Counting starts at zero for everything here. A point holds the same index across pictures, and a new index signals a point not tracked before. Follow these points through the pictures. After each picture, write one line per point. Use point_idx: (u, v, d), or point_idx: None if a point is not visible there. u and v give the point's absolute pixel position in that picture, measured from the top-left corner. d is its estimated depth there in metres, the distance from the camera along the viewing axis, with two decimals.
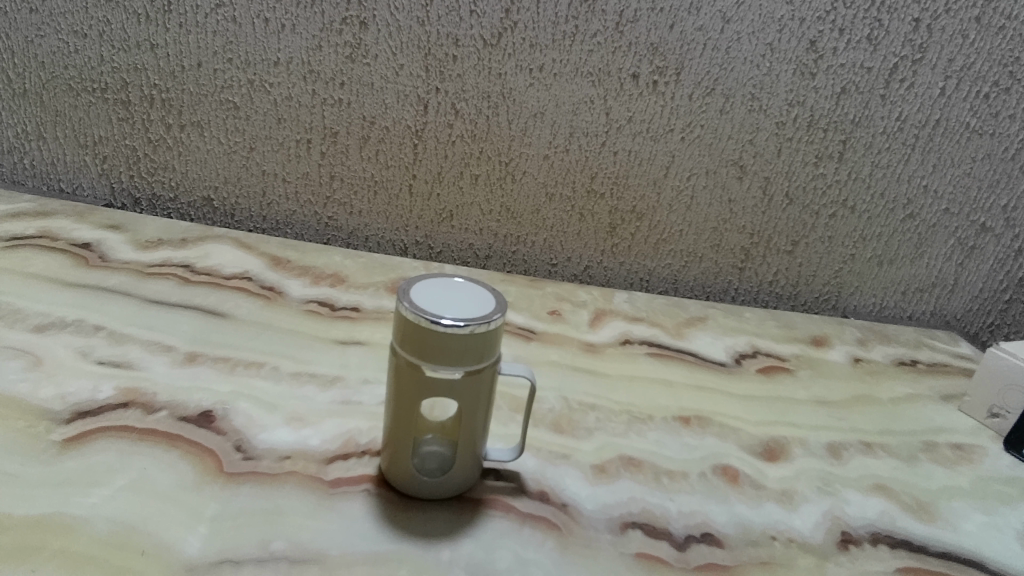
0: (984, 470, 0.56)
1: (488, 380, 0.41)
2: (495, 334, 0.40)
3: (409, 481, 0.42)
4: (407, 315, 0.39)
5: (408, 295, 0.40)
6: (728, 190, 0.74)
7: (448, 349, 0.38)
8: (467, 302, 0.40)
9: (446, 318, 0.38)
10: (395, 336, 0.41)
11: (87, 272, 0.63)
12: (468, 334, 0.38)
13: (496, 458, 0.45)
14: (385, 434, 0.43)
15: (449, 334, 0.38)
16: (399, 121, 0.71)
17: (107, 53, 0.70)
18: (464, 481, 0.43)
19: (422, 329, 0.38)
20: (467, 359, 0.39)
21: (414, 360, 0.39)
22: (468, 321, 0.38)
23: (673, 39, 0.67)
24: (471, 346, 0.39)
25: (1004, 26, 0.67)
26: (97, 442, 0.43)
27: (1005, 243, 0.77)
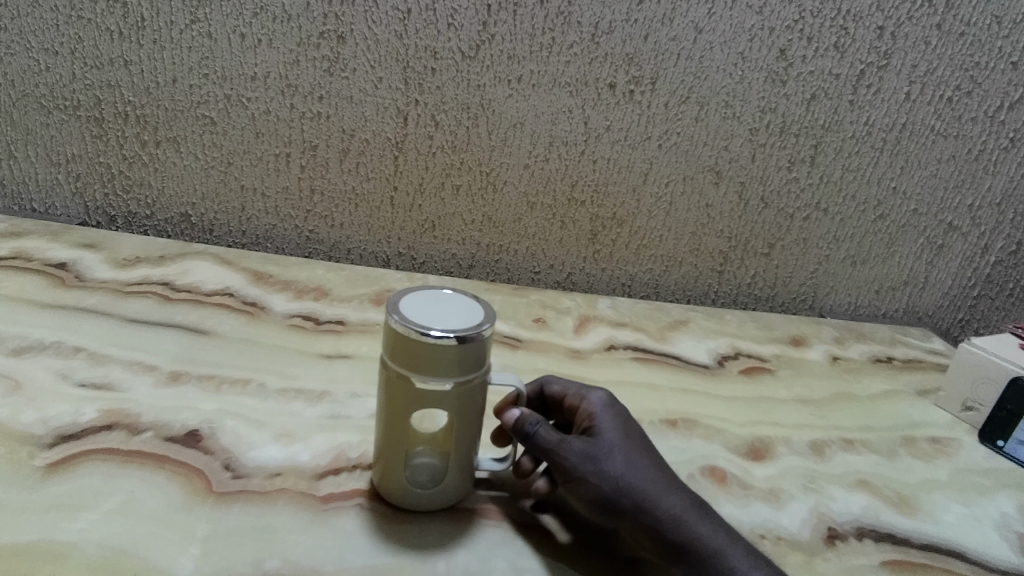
0: (960, 462, 0.58)
1: (478, 389, 0.41)
2: (485, 345, 0.40)
3: (402, 488, 0.42)
4: (396, 327, 0.39)
5: (396, 308, 0.40)
6: (706, 195, 0.75)
7: (439, 361, 0.39)
8: (456, 314, 0.41)
9: (435, 330, 0.38)
10: (384, 348, 0.41)
11: (63, 292, 0.62)
12: (458, 345, 0.38)
13: (490, 467, 0.44)
14: (376, 447, 0.43)
15: (440, 345, 0.38)
16: (379, 134, 0.71)
17: (79, 70, 0.69)
18: (457, 488, 0.43)
19: (412, 341, 0.38)
20: (457, 369, 0.39)
21: (405, 370, 0.39)
22: (458, 332, 0.38)
23: (647, 50, 0.68)
24: (462, 358, 0.39)
25: (964, 32, 0.70)
26: (81, 466, 0.43)
27: (972, 242, 0.80)
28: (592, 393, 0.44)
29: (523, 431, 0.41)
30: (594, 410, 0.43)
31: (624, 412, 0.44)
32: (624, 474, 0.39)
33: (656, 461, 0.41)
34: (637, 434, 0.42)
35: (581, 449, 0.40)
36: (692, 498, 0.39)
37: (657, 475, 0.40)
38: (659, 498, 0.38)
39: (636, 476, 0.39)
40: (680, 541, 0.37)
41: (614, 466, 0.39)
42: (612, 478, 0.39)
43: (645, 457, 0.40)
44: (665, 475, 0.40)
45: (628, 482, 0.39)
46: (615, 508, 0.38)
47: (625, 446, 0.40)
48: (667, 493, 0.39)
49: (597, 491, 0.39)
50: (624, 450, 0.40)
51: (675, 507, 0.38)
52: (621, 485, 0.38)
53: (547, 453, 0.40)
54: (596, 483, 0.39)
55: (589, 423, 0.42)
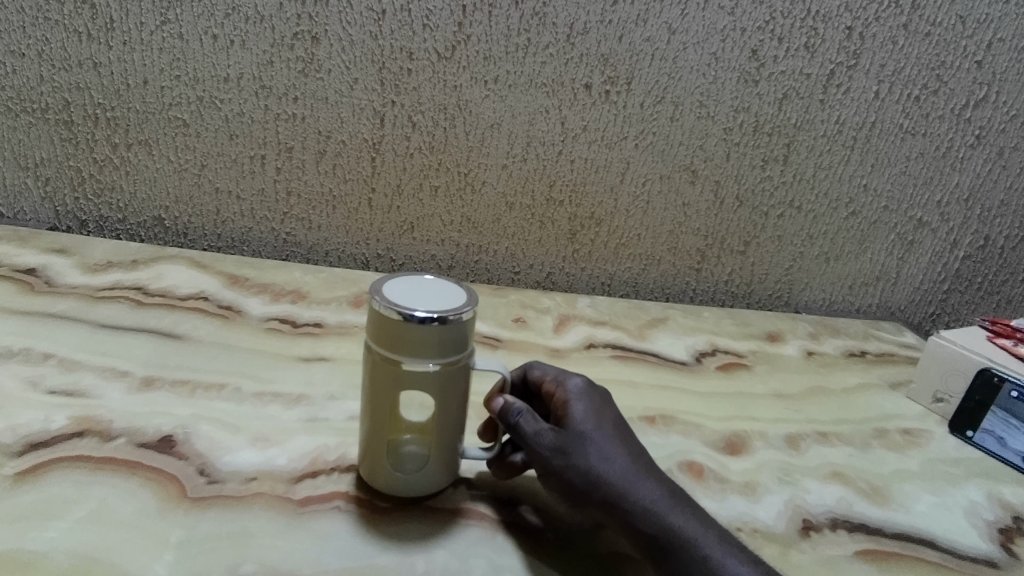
0: (931, 452, 0.59)
1: (463, 373, 0.41)
2: (467, 326, 0.40)
3: (385, 472, 0.43)
4: (379, 309, 0.39)
5: (379, 291, 0.40)
6: (682, 194, 0.76)
7: (422, 342, 0.38)
8: (439, 297, 0.41)
9: (419, 311, 0.38)
10: (368, 333, 0.40)
11: (33, 298, 0.61)
12: (441, 326, 0.38)
13: (478, 455, 0.44)
14: (364, 434, 0.43)
15: (423, 327, 0.38)
16: (355, 135, 0.71)
17: (47, 73, 0.67)
18: (440, 475, 0.43)
19: (396, 322, 0.38)
20: (441, 350, 0.39)
21: (390, 354, 0.39)
22: (440, 313, 0.38)
23: (622, 50, 0.69)
24: (446, 339, 0.39)
25: (930, 32, 0.71)
26: (51, 474, 0.42)
27: (941, 237, 0.82)
28: (570, 380, 0.44)
29: (506, 422, 0.42)
30: (568, 396, 0.43)
31: (601, 397, 0.44)
32: (595, 466, 0.39)
33: (630, 449, 0.41)
34: (611, 420, 0.42)
35: (553, 442, 0.40)
36: (666, 487, 0.40)
37: (628, 465, 0.40)
38: (628, 489, 0.39)
39: (605, 466, 0.39)
40: (648, 531, 0.38)
41: (587, 458, 0.39)
42: (582, 471, 0.39)
43: (619, 446, 0.41)
44: (638, 465, 0.40)
45: (597, 473, 0.39)
46: (587, 498, 0.39)
47: (598, 436, 0.40)
48: (637, 483, 0.39)
49: (568, 483, 0.40)
50: (596, 440, 0.40)
51: (651, 498, 0.39)
52: (590, 477, 0.39)
53: (523, 444, 0.41)
54: (565, 475, 0.40)
55: (562, 412, 0.42)
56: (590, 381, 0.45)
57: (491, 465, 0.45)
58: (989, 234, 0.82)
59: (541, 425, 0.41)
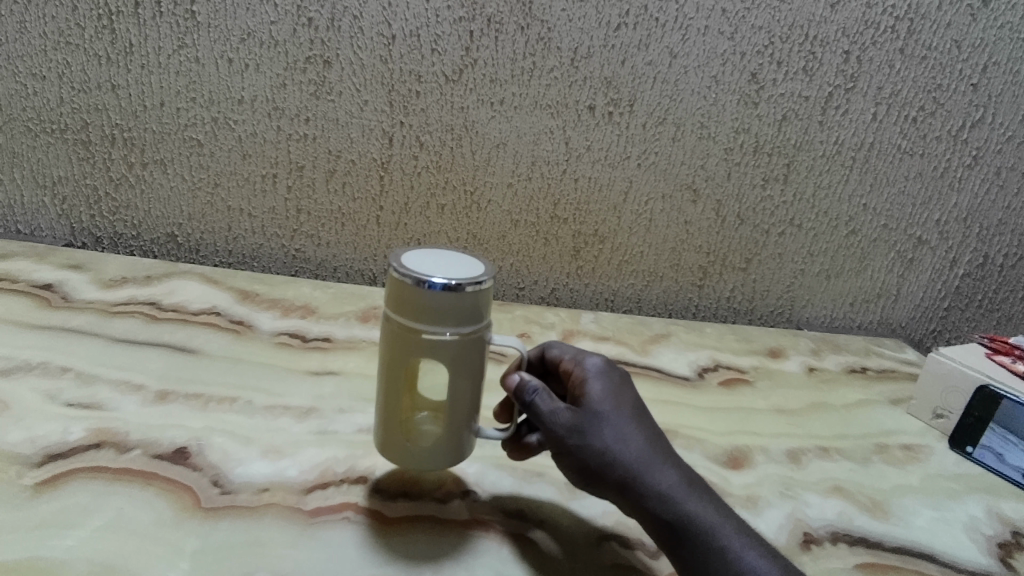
0: (931, 467, 0.59)
1: (479, 348, 0.42)
2: (485, 297, 0.41)
3: (398, 442, 0.44)
4: (397, 276, 0.40)
5: (400, 260, 0.42)
6: (684, 213, 0.77)
7: (437, 308, 0.39)
8: (458, 266, 0.42)
9: (437, 277, 0.39)
10: (389, 301, 0.42)
11: (49, 313, 0.62)
12: (458, 293, 0.39)
13: (494, 436, 0.44)
14: (381, 407, 0.44)
15: (440, 293, 0.39)
16: (364, 155, 0.73)
17: (66, 95, 0.70)
18: (451, 452, 0.44)
19: (414, 288, 0.40)
20: (458, 319, 0.40)
21: (408, 320, 0.41)
22: (456, 280, 0.39)
23: (624, 73, 0.71)
24: (460, 305, 0.40)
25: (925, 56, 0.73)
26: (69, 484, 0.43)
27: (940, 255, 0.83)
28: (589, 360, 0.45)
29: (523, 400, 0.42)
30: (586, 376, 0.44)
31: (620, 377, 0.44)
32: (612, 447, 0.40)
33: (647, 432, 0.42)
34: (629, 401, 0.43)
35: (570, 422, 0.41)
36: (684, 474, 0.41)
37: (645, 448, 0.41)
38: (643, 473, 0.40)
39: (621, 448, 0.40)
40: (661, 515, 0.39)
41: (604, 439, 0.40)
42: (598, 451, 0.40)
43: (636, 429, 0.41)
44: (654, 449, 0.41)
45: (612, 454, 0.40)
46: (601, 479, 0.40)
47: (616, 417, 0.41)
48: (651, 466, 0.40)
49: (582, 462, 0.41)
50: (613, 422, 0.41)
51: (666, 483, 0.40)
52: (605, 458, 0.40)
53: (539, 423, 0.41)
54: (580, 454, 0.41)
55: (580, 391, 0.43)
56: (609, 361, 0.46)
57: (506, 445, 0.46)
58: (988, 252, 0.83)
59: (557, 404, 0.41)
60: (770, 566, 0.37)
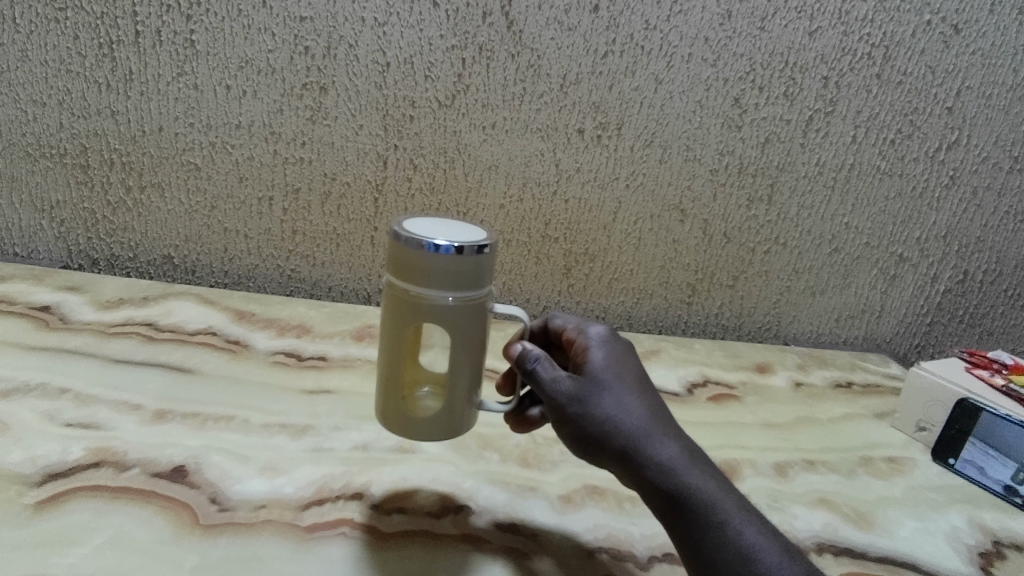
0: (914, 479, 0.61)
1: (481, 317, 0.44)
2: (484, 263, 0.42)
3: (399, 410, 0.45)
4: (399, 238, 0.41)
5: (402, 225, 0.43)
6: (672, 232, 0.79)
7: (440, 269, 0.41)
8: (459, 232, 0.43)
9: (439, 240, 0.40)
10: (390, 266, 0.43)
11: (47, 335, 0.63)
12: (460, 255, 0.40)
13: (497, 409, 0.47)
14: (384, 376, 0.45)
15: (442, 255, 0.40)
16: (359, 177, 0.74)
17: (66, 121, 0.71)
18: (451, 421, 0.45)
19: (416, 250, 0.41)
20: (458, 284, 0.41)
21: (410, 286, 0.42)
22: (459, 243, 0.40)
23: (612, 98, 0.73)
24: (462, 267, 0.41)
25: (901, 81, 0.76)
26: (70, 503, 0.44)
27: (922, 272, 0.85)
28: (592, 332, 0.47)
29: (524, 368, 0.43)
30: (589, 347, 0.45)
31: (623, 350, 0.46)
32: (612, 416, 0.41)
33: (648, 403, 0.43)
34: (632, 372, 0.44)
35: (570, 391, 0.42)
36: (684, 447, 0.42)
37: (645, 418, 0.42)
38: (642, 443, 0.41)
39: (623, 416, 0.41)
40: (659, 483, 0.40)
41: (604, 407, 0.41)
42: (598, 420, 0.41)
43: (637, 399, 0.43)
44: (654, 419, 0.42)
45: (613, 421, 0.41)
46: (601, 447, 0.41)
47: (616, 387, 0.42)
48: (652, 436, 0.41)
49: (582, 430, 0.42)
50: (613, 391, 0.42)
51: (665, 455, 0.41)
52: (606, 426, 0.41)
53: (540, 390, 0.43)
54: (581, 423, 0.42)
55: (582, 361, 0.44)
56: (613, 334, 0.47)
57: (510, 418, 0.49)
58: (968, 269, 0.85)
59: (559, 373, 0.43)
60: (769, 542, 0.38)
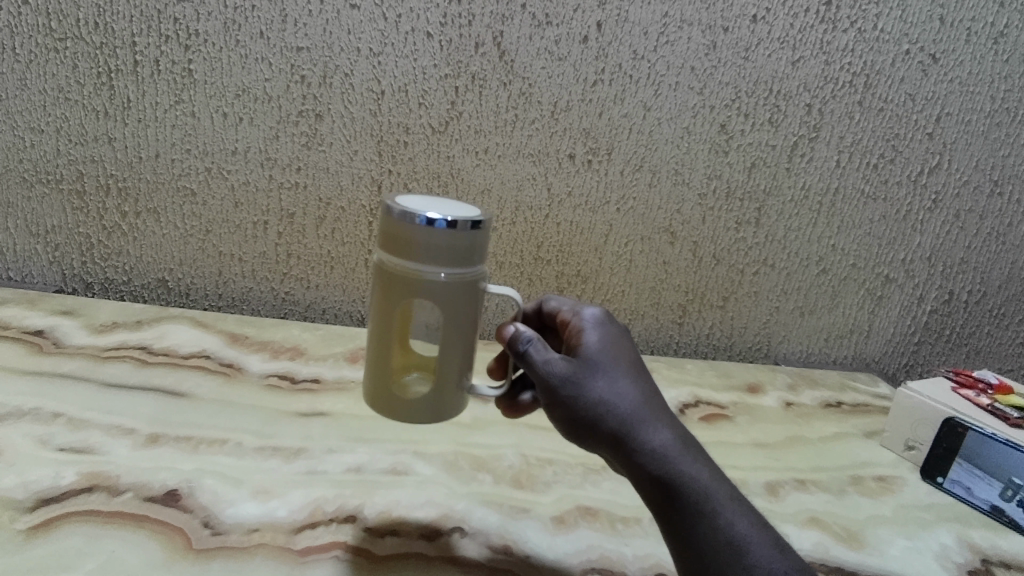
0: (904, 498, 0.61)
1: (476, 296, 0.45)
2: (476, 239, 0.43)
3: (391, 390, 0.46)
4: (393, 214, 0.42)
5: (394, 201, 0.44)
6: (662, 254, 0.80)
7: (433, 243, 0.41)
8: (453, 207, 0.44)
9: (432, 215, 0.41)
10: (382, 242, 0.44)
11: (41, 359, 0.63)
12: (454, 229, 0.41)
13: (490, 392, 0.47)
14: (376, 356, 0.46)
15: (435, 229, 0.41)
16: (354, 202, 0.75)
17: (63, 147, 0.72)
18: (442, 400, 0.46)
19: (409, 224, 0.41)
20: (451, 260, 0.42)
21: (407, 260, 0.42)
22: (453, 217, 0.41)
23: (602, 125, 0.74)
24: (456, 242, 0.42)
25: (883, 108, 0.78)
26: (62, 528, 0.44)
27: (908, 292, 0.86)
28: (588, 317, 0.48)
29: (517, 350, 0.44)
30: (584, 331, 0.46)
31: (618, 335, 0.46)
32: (605, 398, 0.42)
33: (642, 387, 0.43)
34: (626, 357, 0.45)
35: (563, 373, 0.43)
36: (678, 435, 0.42)
37: (638, 402, 0.42)
38: (635, 426, 0.41)
39: (614, 399, 0.42)
40: (649, 468, 0.40)
41: (597, 388, 0.42)
42: (591, 402, 0.42)
43: (630, 383, 0.43)
44: (647, 404, 0.42)
45: (604, 404, 0.42)
46: (593, 430, 0.42)
47: (610, 370, 0.43)
48: (643, 421, 0.41)
49: (575, 411, 0.42)
50: (607, 374, 0.43)
51: (658, 440, 0.41)
52: (598, 408, 0.42)
53: (533, 372, 0.43)
54: (573, 404, 0.42)
55: (577, 345, 0.45)
56: (609, 319, 0.48)
57: (501, 402, 0.52)
58: (953, 289, 0.87)
59: (551, 355, 0.43)
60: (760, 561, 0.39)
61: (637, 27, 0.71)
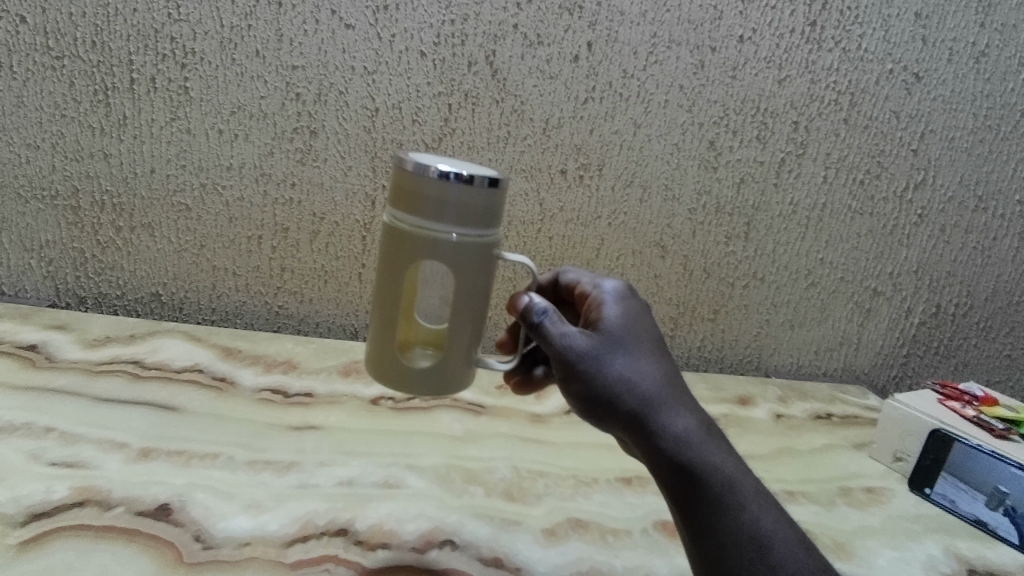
0: (892, 509, 0.62)
1: (489, 264, 0.46)
2: (491, 199, 0.43)
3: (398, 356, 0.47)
4: (407, 166, 0.42)
5: (407, 155, 0.44)
6: (654, 267, 0.81)
7: (448, 201, 0.42)
8: (466, 163, 0.44)
9: (447, 169, 0.41)
10: (395, 199, 0.44)
11: (34, 374, 0.63)
12: (469, 184, 0.42)
13: (502, 365, 0.50)
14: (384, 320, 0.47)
15: (451, 183, 0.42)
16: (347, 217, 0.76)
17: (59, 163, 0.72)
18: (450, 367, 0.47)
19: (424, 176, 0.42)
20: (464, 220, 0.43)
21: (421, 218, 0.43)
22: (468, 172, 0.42)
23: (593, 141, 0.75)
24: (470, 198, 0.42)
25: (868, 125, 0.79)
26: (53, 543, 0.44)
27: (896, 305, 0.87)
28: (609, 292, 0.49)
29: (532, 322, 0.46)
30: (605, 306, 0.47)
31: (639, 311, 0.48)
32: (621, 375, 0.43)
33: (660, 367, 0.45)
34: (646, 333, 0.46)
35: (581, 349, 0.44)
36: (693, 416, 0.44)
37: (655, 381, 0.44)
38: (650, 406, 0.43)
39: (633, 376, 0.44)
40: (662, 447, 0.42)
41: (613, 365, 0.44)
42: (607, 378, 0.43)
43: (648, 362, 0.45)
44: (664, 384, 0.44)
45: (622, 380, 0.43)
46: (608, 406, 0.44)
47: (627, 347, 0.45)
48: (657, 398, 0.43)
49: (591, 386, 0.44)
50: (623, 351, 0.44)
51: (672, 421, 0.43)
52: (615, 385, 0.43)
53: (549, 345, 0.45)
54: (590, 379, 0.44)
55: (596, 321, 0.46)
56: (631, 295, 0.49)
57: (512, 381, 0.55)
58: (940, 302, 0.88)
59: (568, 329, 0.45)
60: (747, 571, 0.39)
61: (627, 47, 0.73)
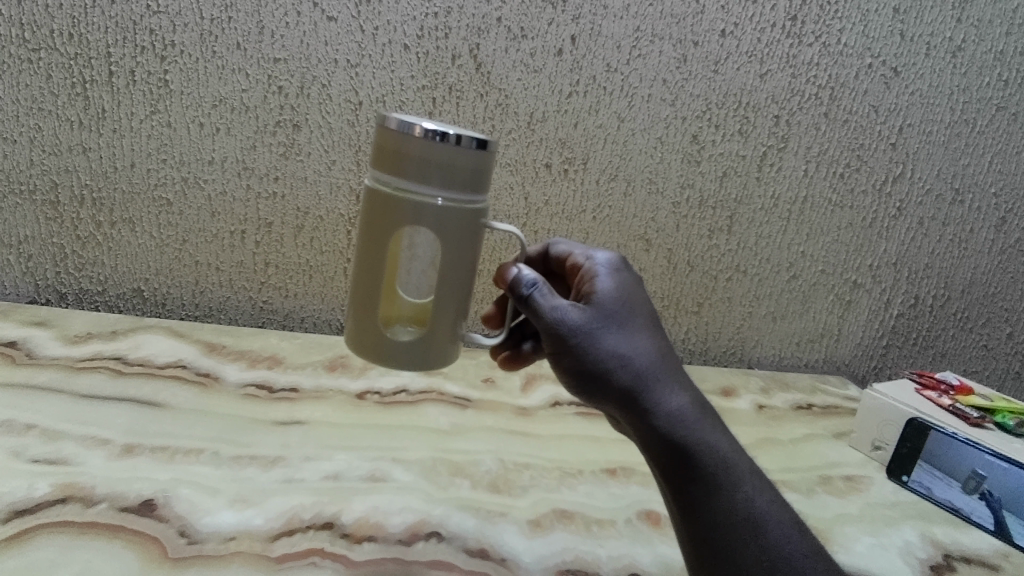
0: (871, 497, 0.63)
1: (474, 233, 0.46)
2: (477, 164, 0.44)
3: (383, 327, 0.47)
4: (392, 124, 0.42)
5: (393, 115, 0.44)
6: (638, 260, 0.82)
7: (434, 164, 0.42)
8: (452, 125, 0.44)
9: (434, 129, 0.41)
10: (380, 163, 0.44)
11: (13, 371, 0.62)
12: (456, 144, 0.42)
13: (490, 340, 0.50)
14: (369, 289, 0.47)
15: (437, 143, 0.42)
16: (332, 211, 0.76)
17: (37, 157, 0.71)
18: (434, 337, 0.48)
19: (410, 135, 0.42)
20: (450, 187, 0.43)
21: (406, 181, 0.43)
22: (455, 132, 0.42)
23: (578, 134, 0.76)
24: (456, 160, 0.42)
25: (848, 119, 0.80)
26: (35, 539, 0.44)
27: (875, 297, 0.89)
28: (600, 267, 0.49)
29: (521, 294, 0.45)
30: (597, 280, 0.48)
31: (631, 287, 0.48)
32: (615, 350, 0.44)
33: (652, 343, 0.45)
34: (637, 308, 0.47)
35: (574, 324, 0.44)
36: (684, 392, 0.44)
37: (648, 356, 0.44)
38: (643, 381, 0.43)
39: (625, 351, 0.44)
40: (654, 421, 0.43)
41: (608, 340, 0.44)
42: (601, 354, 0.44)
43: (640, 338, 0.45)
44: (656, 360, 0.45)
45: (615, 355, 0.44)
46: (600, 380, 0.44)
47: (620, 323, 0.45)
48: (650, 373, 0.44)
49: (583, 361, 0.44)
50: (615, 327, 0.45)
51: (665, 397, 0.43)
52: (608, 360, 0.44)
53: (539, 318, 0.45)
54: (582, 353, 0.44)
55: (589, 296, 0.46)
56: (622, 269, 0.50)
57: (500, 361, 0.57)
58: (919, 293, 0.89)
59: (560, 303, 0.45)
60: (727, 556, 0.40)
61: (611, 41, 0.73)
